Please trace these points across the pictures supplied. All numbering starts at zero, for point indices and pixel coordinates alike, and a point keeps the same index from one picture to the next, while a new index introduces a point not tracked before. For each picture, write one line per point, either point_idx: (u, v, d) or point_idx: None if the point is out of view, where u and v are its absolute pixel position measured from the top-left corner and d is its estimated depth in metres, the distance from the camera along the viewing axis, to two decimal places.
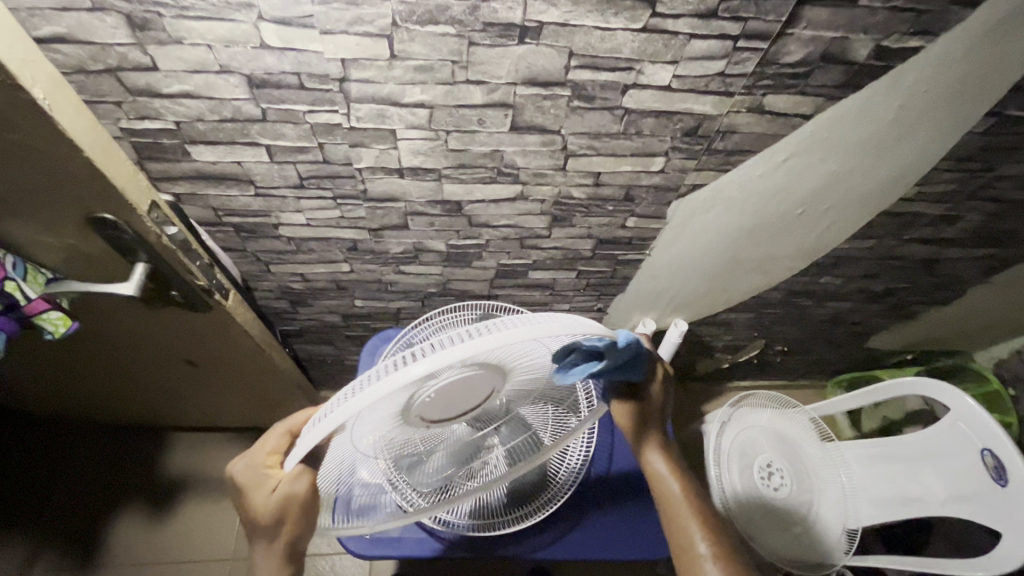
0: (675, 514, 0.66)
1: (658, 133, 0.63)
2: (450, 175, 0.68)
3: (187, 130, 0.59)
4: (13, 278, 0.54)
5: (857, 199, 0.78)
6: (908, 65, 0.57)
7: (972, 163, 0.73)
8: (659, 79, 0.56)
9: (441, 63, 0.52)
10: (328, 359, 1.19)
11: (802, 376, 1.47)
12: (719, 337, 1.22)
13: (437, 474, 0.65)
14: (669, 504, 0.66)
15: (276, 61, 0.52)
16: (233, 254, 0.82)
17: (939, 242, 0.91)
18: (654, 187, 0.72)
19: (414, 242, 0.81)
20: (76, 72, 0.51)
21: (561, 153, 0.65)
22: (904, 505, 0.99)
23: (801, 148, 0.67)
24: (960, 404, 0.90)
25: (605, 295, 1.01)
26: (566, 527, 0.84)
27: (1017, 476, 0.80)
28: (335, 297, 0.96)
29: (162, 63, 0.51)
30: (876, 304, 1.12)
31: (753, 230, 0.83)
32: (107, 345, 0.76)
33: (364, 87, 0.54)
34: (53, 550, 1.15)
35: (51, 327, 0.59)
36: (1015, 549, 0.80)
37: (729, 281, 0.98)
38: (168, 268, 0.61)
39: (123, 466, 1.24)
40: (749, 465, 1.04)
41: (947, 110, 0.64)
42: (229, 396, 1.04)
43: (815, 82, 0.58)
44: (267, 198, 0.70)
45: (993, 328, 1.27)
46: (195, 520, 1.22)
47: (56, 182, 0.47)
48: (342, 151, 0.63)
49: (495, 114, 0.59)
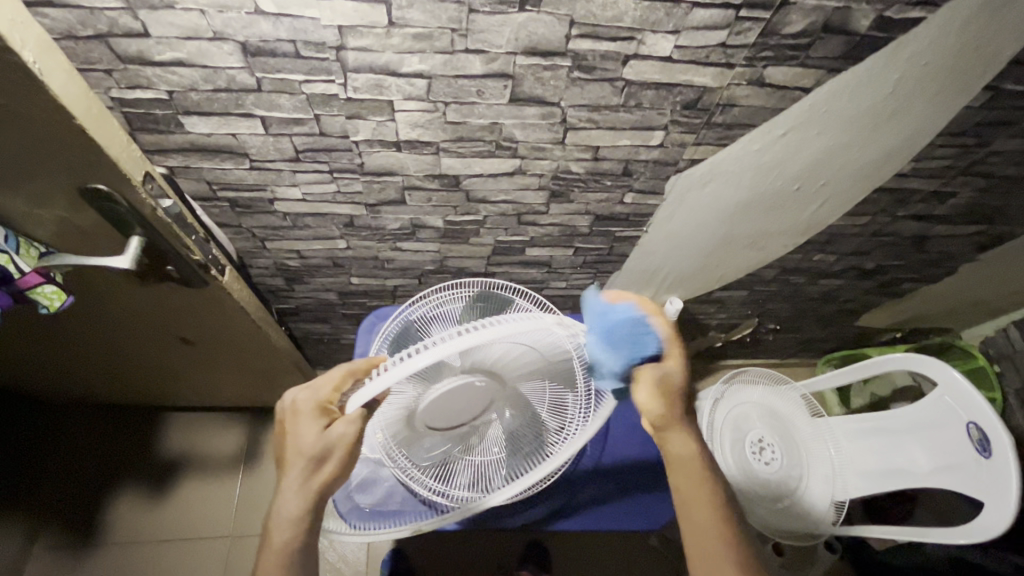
0: (695, 515, 0.57)
1: (658, 105, 0.63)
2: (449, 149, 0.67)
3: (180, 100, 0.58)
4: (6, 250, 0.52)
5: (852, 175, 0.79)
6: (907, 37, 0.57)
7: (968, 138, 0.73)
8: (661, 49, 0.55)
9: (441, 31, 0.51)
10: (324, 337, 1.19)
11: (793, 354, 1.50)
12: (713, 315, 1.23)
13: (437, 450, 0.66)
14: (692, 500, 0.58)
15: (271, 28, 0.50)
16: (228, 231, 0.82)
17: (932, 218, 0.92)
18: (653, 161, 0.72)
19: (412, 218, 0.81)
20: (65, 37, 0.50)
21: (561, 126, 0.65)
22: (891, 477, 1.01)
23: (799, 121, 0.67)
24: (947, 378, 0.91)
25: (602, 273, 1.02)
26: (562, 498, 0.86)
27: (1000, 447, 0.81)
28: (331, 275, 0.96)
29: (153, 28, 0.50)
30: (868, 282, 1.14)
31: (750, 207, 0.83)
32: (102, 322, 0.76)
33: (361, 56, 0.54)
34: (54, 528, 1.16)
35: (45, 302, 0.58)
36: (995, 517, 0.81)
37: (727, 258, 0.99)
38: (164, 242, 0.61)
39: (121, 447, 1.24)
40: (741, 439, 1.07)
41: (945, 83, 0.64)
42: (225, 375, 1.04)
43: (815, 54, 0.58)
44: (262, 171, 0.69)
45: (981, 306, 1.29)
46: (194, 498, 1.23)
47: (46, 152, 0.46)
48: (339, 124, 0.62)
49: (494, 85, 0.58)
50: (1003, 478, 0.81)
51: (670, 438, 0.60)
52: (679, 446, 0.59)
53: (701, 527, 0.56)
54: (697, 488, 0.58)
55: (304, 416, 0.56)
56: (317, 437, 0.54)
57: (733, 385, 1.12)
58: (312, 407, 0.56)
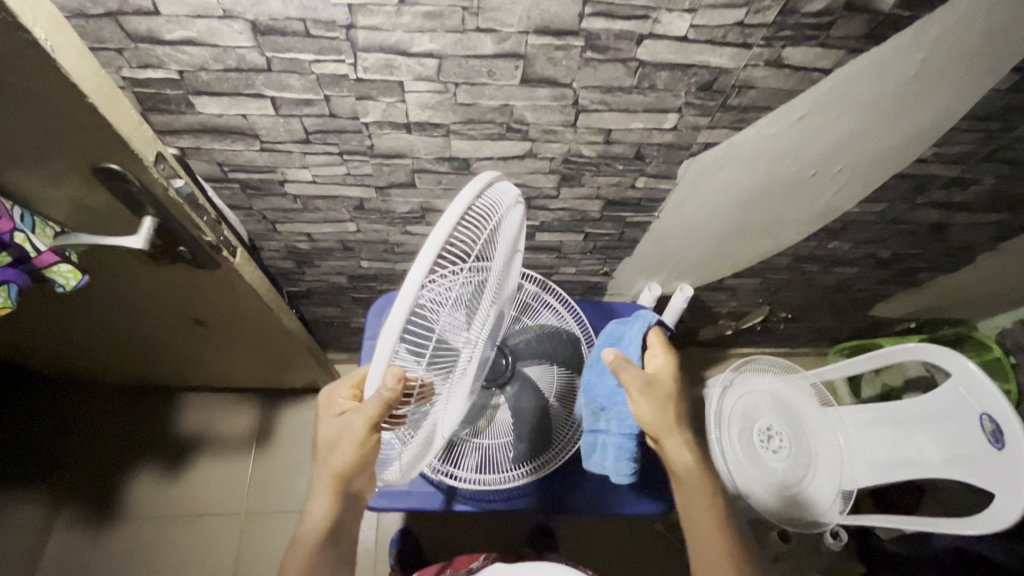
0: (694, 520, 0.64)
1: (672, 87, 0.61)
2: (459, 131, 0.66)
3: (191, 80, 0.58)
4: (22, 230, 0.53)
5: (870, 161, 0.77)
6: (935, 15, 0.55)
7: (992, 122, 0.71)
8: (676, 29, 0.54)
9: (452, 10, 0.51)
10: (334, 320, 1.20)
11: (805, 343, 1.48)
12: (724, 303, 1.22)
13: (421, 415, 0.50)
14: (680, 474, 0.64)
15: (281, 6, 0.50)
16: (240, 213, 0.82)
17: (952, 206, 0.90)
18: (666, 145, 0.71)
19: (421, 202, 0.81)
20: (76, 16, 0.50)
21: (573, 109, 0.64)
22: (900, 467, 1.00)
23: (817, 105, 0.66)
24: (961, 370, 0.89)
25: (611, 259, 1.01)
26: (569, 484, 0.84)
27: (1015, 440, 0.80)
28: (342, 258, 0.96)
29: (164, 7, 0.50)
30: (884, 270, 1.12)
31: (763, 191, 0.81)
32: (113, 301, 0.77)
33: (371, 35, 0.53)
34: (71, 502, 1.19)
35: (62, 280, 0.59)
36: (1006, 508, 0.80)
37: (738, 244, 0.97)
38: (176, 222, 0.61)
39: (136, 426, 1.27)
40: (749, 427, 1.08)
41: (973, 63, 0.62)
42: (234, 356, 1.05)
43: (836, 33, 0.56)
44: (273, 153, 0.69)
45: (997, 296, 1.26)
46: (205, 477, 1.25)
47: (58, 130, 0.46)
48: (349, 105, 0.62)
49: (505, 65, 0.57)
50: (1014, 471, 0.79)
51: (671, 444, 0.64)
52: (694, 490, 0.64)
53: (699, 531, 0.63)
54: (696, 493, 0.64)
55: (328, 417, 0.58)
56: (333, 426, 0.55)
57: (742, 373, 1.12)
58: (324, 403, 0.60)
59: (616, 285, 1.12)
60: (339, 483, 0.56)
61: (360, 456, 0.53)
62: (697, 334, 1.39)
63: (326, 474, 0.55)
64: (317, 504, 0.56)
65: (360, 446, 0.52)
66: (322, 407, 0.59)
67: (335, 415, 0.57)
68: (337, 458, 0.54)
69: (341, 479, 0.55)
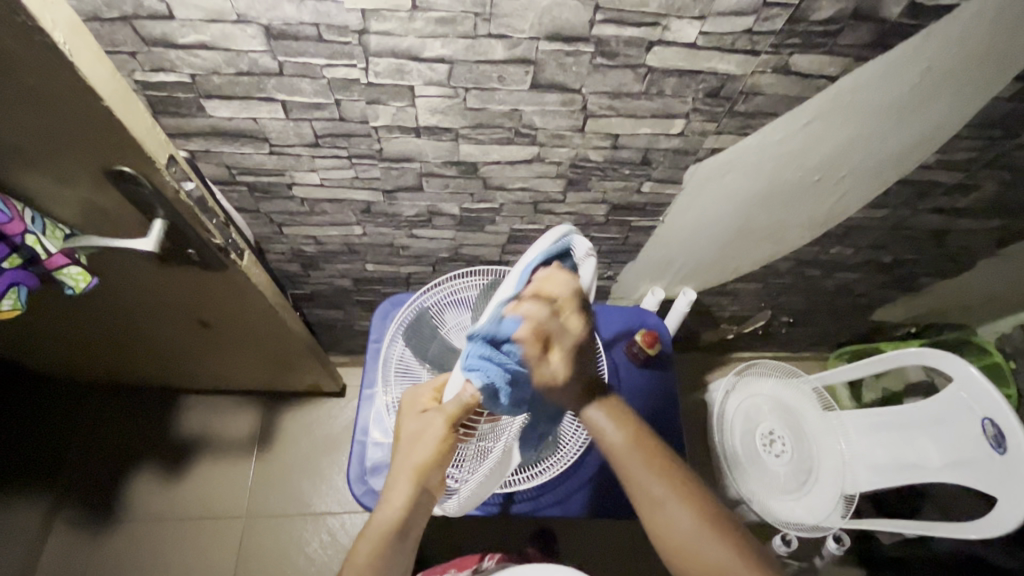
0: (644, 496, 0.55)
1: (680, 93, 0.62)
2: (467, 135, 0.67)
3: (203, 83, 0.58)
4: (32, 232, 0.53)
5: (874, 166, 0.78)
6: (940, 23, 0.56)
7: (996, 130, 0.71)
8: (685, 35, 0.55)
9: (464, 15, 0.51)
10: (338, 323, 1.20)
11: (806, 347, 1.48)
12: (727, 307, 1.22)
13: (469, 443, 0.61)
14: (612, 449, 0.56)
15: (295, 11, 0.50)
16: (246, 215, 0.82)
17: (954, 212, 0.91)
18: (672, 150, 0.71)
19: (428, 206, 0.81)
20: (91, 19, 0.50)
21: (581, 114, 0.64)
22: (903, 470, 0.99)
23: (823, 110, 0.66)
24: (961, 373, 0.89)
25: (616, 263, 1.02)
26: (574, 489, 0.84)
27: (1016, 443, 0.79)
28: (347, 261, 0.96)
29: (179, 11, 0.50)
30: (886, 275, 1.12)
31: (767, 196, 0.82)
32: (119, 302, 0.77)
33: (383, 40, 0.53)
34: (72, 504, 1.19)
35: (71, 282, 0.59)
36: (1011, 513, 0.79)
37: (740, 250, 0.98)
38: (185, 225, 0.61)
39: (137, 429, 1.27)
40: (751, 430, 1.10)
41: (976, 70, 0.63)
42: (239, 358, 1.05)
43: (843, 41, 0.57)
44: (281, 156, 0.70)
45: (997, 301, 1.27)
46: (206, 480, 1.25)
47: (72, 132, 0.47)
48: (359, 109, 0.62)
49: (515, 71, 0.57)
50: (1017, 474, 0.79)
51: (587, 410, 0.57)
52: (634, 465, 0.55)
53: (650, 503, 0.55)
54: (632, 465, 0.55)
55: (410, 414, 0.63)
56: (418, 423, 0.61)
57: (744, 377, 1.13)
58: (405, 401, 0.65)
59: (619, 290, 1.12)
60: (420, 477, 0.60)
61: (441, 452, 0.60)
62: (699, 339, 1.39)
63: (406, 466, 0.60)
64: (394, 495, 0.59)
65: (444, 442, 0.60)
66: (404, 405, 0.65)
67: (417, 413, 0.62)
68: (424, 451, 0.59)
69: (424, 471, 0.59)
